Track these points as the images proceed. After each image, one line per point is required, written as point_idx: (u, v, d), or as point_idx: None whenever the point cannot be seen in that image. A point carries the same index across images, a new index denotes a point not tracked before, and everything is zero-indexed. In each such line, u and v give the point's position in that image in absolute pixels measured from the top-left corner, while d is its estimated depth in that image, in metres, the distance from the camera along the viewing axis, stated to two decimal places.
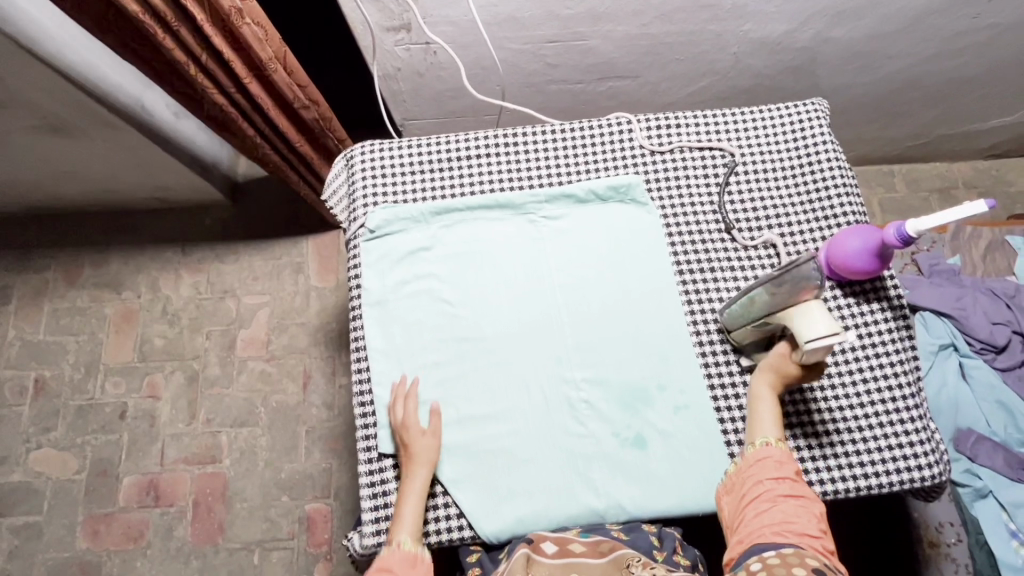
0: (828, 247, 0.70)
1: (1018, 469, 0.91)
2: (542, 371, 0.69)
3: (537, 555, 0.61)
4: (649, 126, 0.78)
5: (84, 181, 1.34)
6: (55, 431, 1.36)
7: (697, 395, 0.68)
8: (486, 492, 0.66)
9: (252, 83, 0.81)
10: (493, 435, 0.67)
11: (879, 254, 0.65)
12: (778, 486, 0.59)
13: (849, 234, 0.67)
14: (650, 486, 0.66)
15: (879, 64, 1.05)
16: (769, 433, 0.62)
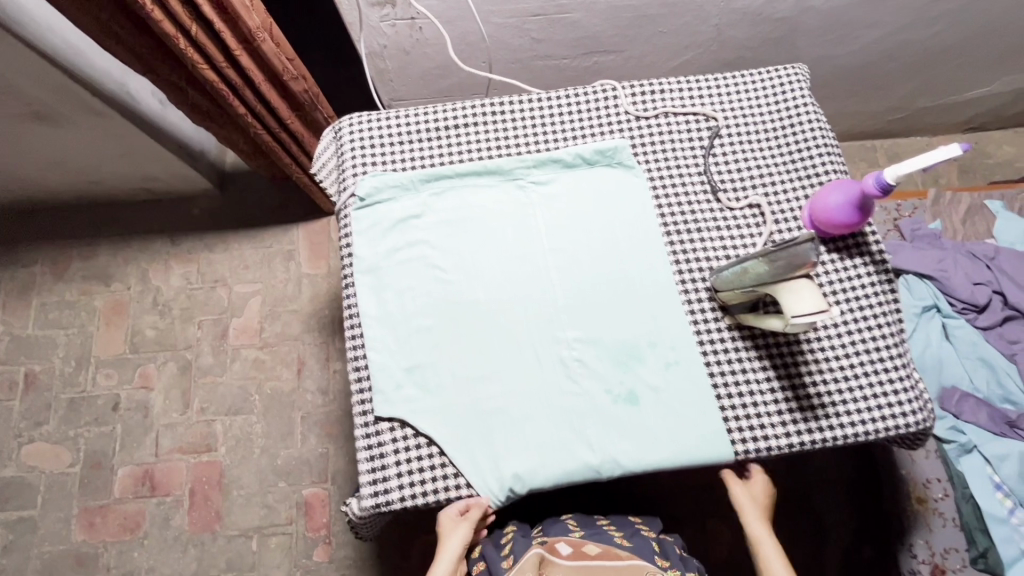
0: (811, 204, 0.71)
1: (1003, 424, 0.93)
2: (535, 333, 0.70)
3: (553, 556, 0.66)
4: (634, 92, 0.79)
5: (70, 172, 1.33)
6: (47, 424, 1.35)
7: (688, 351, 0.69)
8: (482, 450, 0.66)
9: (242, 56, 0.81)
10: (489, 396, 0.68)
11: (861, 207, 0.67)
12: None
13: (831, 189, 0.69)
14: (644, 440, 0.67)
15: (857, 35, 1.07)
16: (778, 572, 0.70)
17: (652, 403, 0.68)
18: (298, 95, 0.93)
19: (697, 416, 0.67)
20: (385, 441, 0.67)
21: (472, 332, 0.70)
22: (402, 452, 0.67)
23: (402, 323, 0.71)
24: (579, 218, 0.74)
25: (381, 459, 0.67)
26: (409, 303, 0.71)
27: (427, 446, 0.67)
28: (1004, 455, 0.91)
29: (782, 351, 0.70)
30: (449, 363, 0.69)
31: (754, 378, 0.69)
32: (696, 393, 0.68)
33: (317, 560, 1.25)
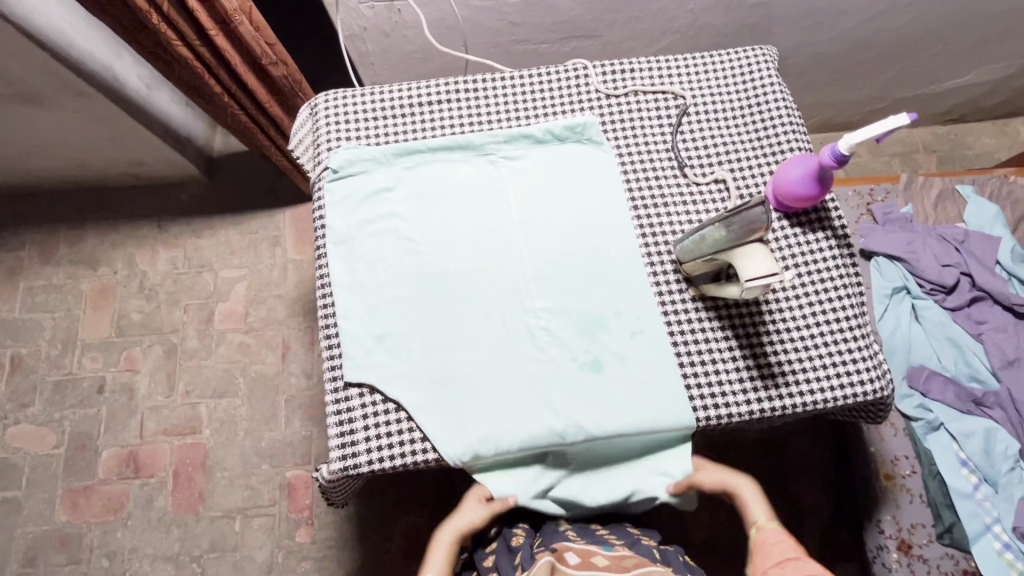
0: (774, 179, 0.73)
1: (969, 402, 0.95)
2: (503, 304, 0.72)
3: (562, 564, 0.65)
4: (604, 72, 0.81)
5: (58, 155, 1.34)
6: (32, 406, 1.36)
7: (651, 321, 0.71)
8: (448, 416, 0.68)
9: (218, 36, 0.83)
10: (455, 365, 0.69)
11: (819, 180, 0.69)
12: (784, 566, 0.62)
13: (791, 163, 0.71)
14: (607, 407, 0.68)
15: (831, 22, 1.09)
16: (759, 517, 0.70)
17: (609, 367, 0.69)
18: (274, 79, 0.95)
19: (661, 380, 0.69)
20: (354, 407, 0.69)
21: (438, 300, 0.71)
22: (371, 416, 0.68)
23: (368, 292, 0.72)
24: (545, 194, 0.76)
25: (350, 423, 0.68)
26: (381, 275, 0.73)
27: (395, 411, 0.68)
28: (969, 431, 0.93)
29: (744, 320, 0.71)
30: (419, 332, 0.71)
31: (716, 346, 0.71)
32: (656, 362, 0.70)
33: (299, 541, 1.27)
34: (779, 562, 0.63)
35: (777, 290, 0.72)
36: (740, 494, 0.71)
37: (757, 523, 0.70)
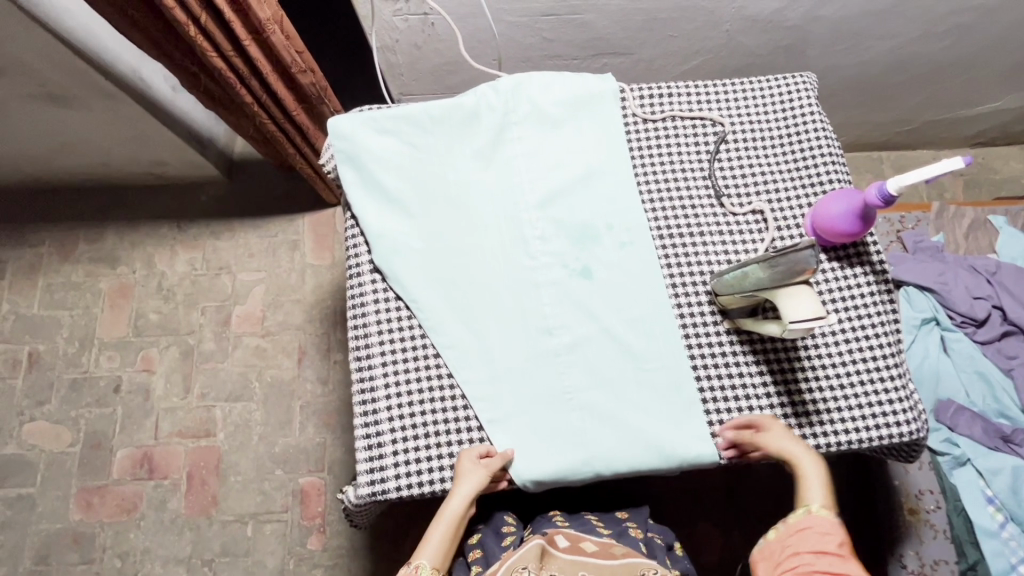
0: (816, 210, 0.72)
1: (997, 439, 0.93)
2: (530, 342, 0.70)
3: (552, 549, 0.69)
4: (641, 96, 0.80)
5: (82, 154, 1.34)
6: (49, 404, 1.36)
7: (675, 357, 0.70)
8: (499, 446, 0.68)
9: (251, 46, 0.82)
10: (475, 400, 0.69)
11: (860, 216, 0.68)
12: (818, 559, 0.60)
13: (833, 199, 0.70)
14: (620, 431, 0.68)
15: (867, 45, 1.07)
16: (813, 501, 0.64)
17: (597, 411, 0.68)
18: (303, 86, 0.94)
19: (633, 448, 0.67)
20: (384, 432, 0.69)
21: (478, 261, 0.73)
22: (400, 442, 0.68)
23: (414, 217, 0.74)
24: (621, 189, 0.76)
25: (379, 448, 0.69)
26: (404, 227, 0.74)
27: (424, 436, 0.69)
28: (997, 469, 0.91)
29: (778, 354, 0.70)
30: (453, 345, 0.71)
31: (750, 380, 0.70)
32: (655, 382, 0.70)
33: (310, 548, 1.27)
34: (819, 556, 0.60)
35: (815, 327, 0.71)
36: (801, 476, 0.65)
37: (809, 507, 0.64)
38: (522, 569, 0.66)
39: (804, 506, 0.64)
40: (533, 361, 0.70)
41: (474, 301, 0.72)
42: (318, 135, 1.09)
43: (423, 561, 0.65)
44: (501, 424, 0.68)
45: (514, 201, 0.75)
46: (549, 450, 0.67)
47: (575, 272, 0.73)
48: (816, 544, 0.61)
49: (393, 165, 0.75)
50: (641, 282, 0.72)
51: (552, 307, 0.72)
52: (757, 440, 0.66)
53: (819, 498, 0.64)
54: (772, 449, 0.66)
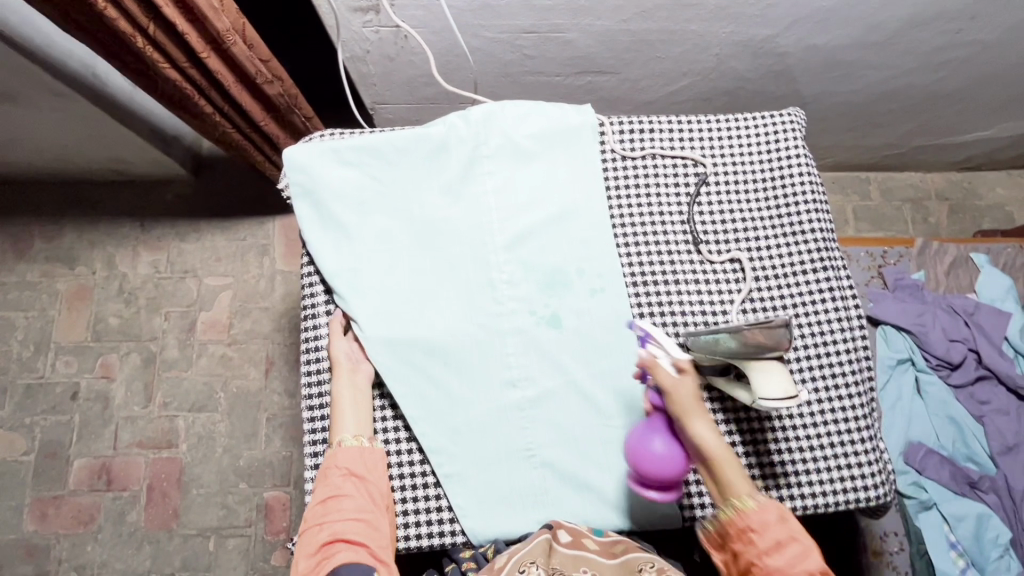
0: (637, 469, 0.61)
1: (963, 484, 0.93)
2: (493, 395, 0.67)
3: (555, 543, 0.60)
4: (621, 131, 0.76)
5: (35, 149, 1.27)
6: (1, 410, 1.31)
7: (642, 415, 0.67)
8: (459, 504, 0.65)
9: (210, 58, 0.75)
10: (433, 454, 0.66)
11: (679, 440, 0.61)
12: (771, 553, 0.54)
13: (648, 448, 0.60)
14: (581, 491, 0.66)
15: (859, 74, 1.03)
16: (742, 492, 0.57)
17: (558, 470, 0.66)
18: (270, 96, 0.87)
19: (592, 510, 0.66)
20: None
21: (442, 306, 0.69)
22: None
23: (376, 254, 0.70)
24: (594, 233, 0.72)
25: None
26: (364, 264, 0.70)
27: None
28: (962, 515, 0.91)
29: (749, 414, 0.68)
30: (412, 393, 0.67)
31: None
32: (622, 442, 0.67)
33: (275, 564, 1.24)
34: (772, 553, 0.55)
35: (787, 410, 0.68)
36: (722, 459, 0.58)
37: (739, 503, 0.57)
38: (529, 565, 0.57)
39: (731, 502, 0.58)
40: (496, 414, 0.67)
41: (434, 349, 0.68)
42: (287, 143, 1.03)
43: (346, 435, 0.65)
44: (460, 482, 0.66)
45: (480, 242, 0.71)
46: (509, 508, 0.66)
47: (543, 319, 0.70)
48: (757, 543, 0.55)
49: (354, 199, 0.71)
50: (610, 332, 0.69)
51: (518, 357, 0.69)
52: (670, 387, 0.60)
53: (743, 486, 0.57)
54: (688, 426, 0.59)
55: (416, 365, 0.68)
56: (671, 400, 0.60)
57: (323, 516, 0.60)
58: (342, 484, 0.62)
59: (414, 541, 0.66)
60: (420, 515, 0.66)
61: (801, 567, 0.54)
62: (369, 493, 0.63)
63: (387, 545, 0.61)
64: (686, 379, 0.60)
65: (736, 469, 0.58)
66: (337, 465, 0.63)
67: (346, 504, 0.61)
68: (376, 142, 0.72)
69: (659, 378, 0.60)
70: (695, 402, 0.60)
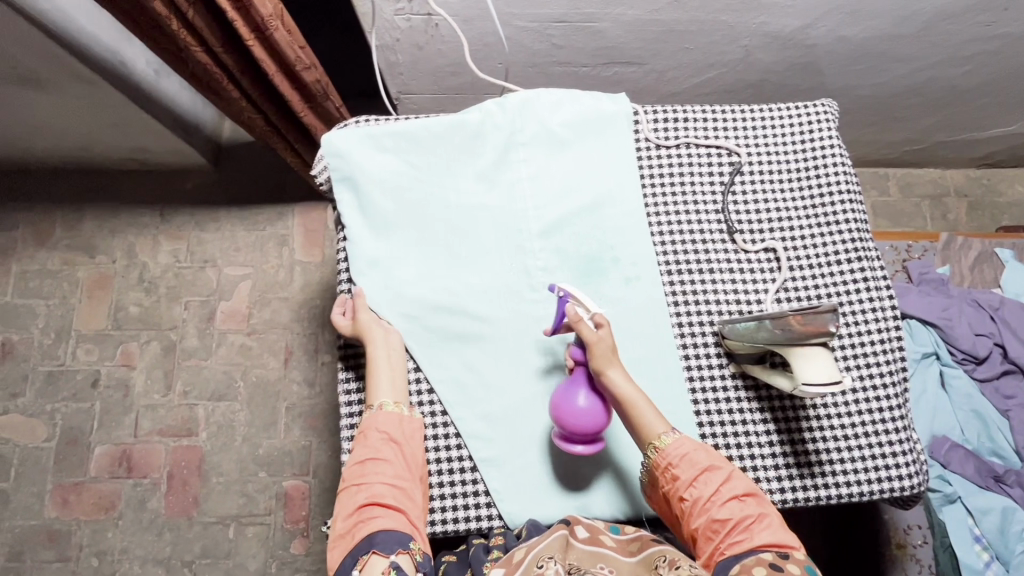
0: (563, 427, 0.62)
1: (988, 477, 0.93)
2: (528, 381, 0.68)
3: (572, 539, 0.60)
4: (656, 119, 0.75)
5: (58, 137, 1.27)
6: (23, 396, 1.31)
7: (677, 401, 0.68)
8: (496, 490, 0.66)
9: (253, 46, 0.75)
10: (469, 440, 0.66)
11: (599, 392, 0.62)
12: (698, 487, 0.59)
13: (571, 406, 0.61)
14: (617, 476, 0.66)
15: (886, 68, 1.03)
16: (658, 432, 0.61)
17: (593, 455, 0.67)
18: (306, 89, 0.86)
19: (628, 494, 0.66)
20: None
21: (477, 292, 0.70)
22: None
23: (412, 237, 0.70)
24: (630, 220, 0.72)
25: None
26: (400, 250, 0.70)
27: None
28: (987, 508, 0.90)
29: (784, 402, 0.68)
30: (449, 377, 0.68)
31: (753, 427, 0.68)
32: None
33: (293, 552, 1.25)
34: (696, 484, 0.59)
35: (817, 399, 0.68)
36: (636, 404, 0.61)
37: (656, 442, 0.61)
38: (547, 560, 0.56)
39: (651, 445, 0.61)
40: (532, 399, 0.67)
41: (471, 335, 0.69)
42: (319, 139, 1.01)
43: (386, 400, 0.64)
44: (495, 466, 0.66)
45: (516, 230, 0.71)
46: (545, 492, 0.66)
47: None
48: (684, 481, 0.59)
49: (391, 185, 0.71)
50: (645, 320, 0.70)
51: (553, 343, 0.69)
52: (590, 340, 0.62)
53: (658, 427, 0.62)
54: (609, 377, 0.61)
55: (451, 350, 0.68)
56: (591, 353, 0.62)
57: (361, 476, 0.61)
58: (382, 448, 0.62)
59: (451, 526, 0.65)
60: (457, 499, 0.66)
61: (724, 491, 0.59)
62: (407, 460, 0.63)
63: (420, 512, 0.62)
64: (601, 332, 0.63)
65: (654, 413, 0.62)
66: (377, 429, 0.62)
67: (384, 469, 0.61)
68: (413, 129, 0.73)
69: (580, 333, 0.63)
70: (611, 352, 0.63)
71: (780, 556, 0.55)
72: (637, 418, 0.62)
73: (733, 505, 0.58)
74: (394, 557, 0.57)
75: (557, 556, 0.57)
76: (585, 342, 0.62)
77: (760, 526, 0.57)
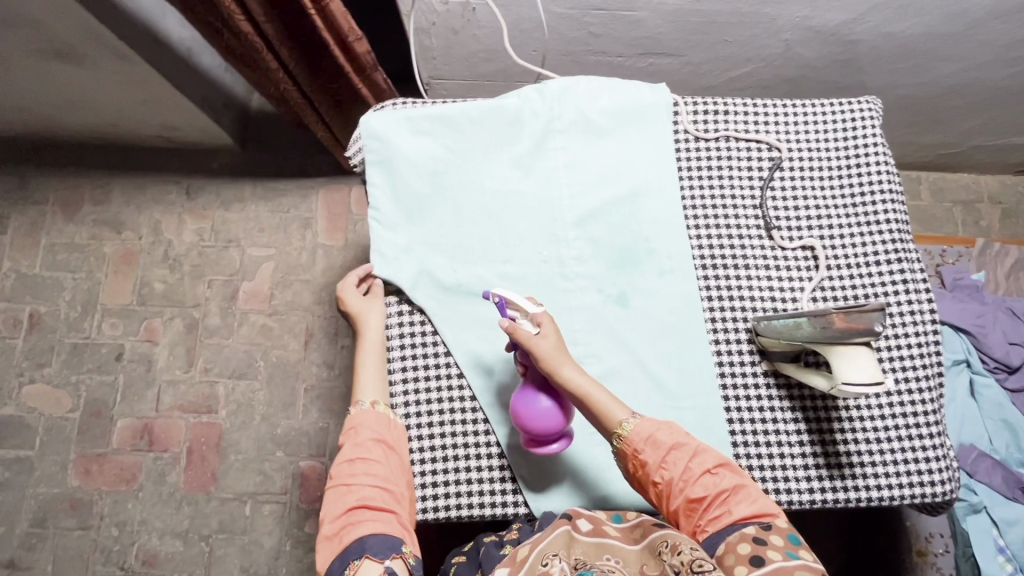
0: (528, 433, 0.62)
1: (1015, 488, 0.91)
2: None
3: (575, 533, 0.58)
4: (696, 110, 0.74)
5: (89, 113, 1.29)
6: (49, 367, 1.34)
7: (707, 397, 0.67)
8: (522, 479, 0.66)
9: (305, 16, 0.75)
10: (496, 426, 0.67)
11: (556, 391, 0.62)
12: (668, 465, 0.58)
13: (530, 413, 0.61)
14: None
15: (929, 67, 1.00)
16: (620, 419, 0.60)
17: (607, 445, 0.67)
18: (346, 65, 0.85)
19: None
20: None
21: (510, 279, 0.69)
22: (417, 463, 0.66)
23: (444, 221, 0.70)
24: (666, 212, 0.71)
25: None
26: (432, 234, 0.70)
27: (442, 461, 0.66)
28: (1013, 519, 0.89)
29: (816, 402, 0.67)
30: (478, 362, 0.68)
31: (784, 426, 0.67)
32: (688, 423, 0.67)
33: (308, 531, 1.26)
34: (666, 465, 0.58)
35: (851, 400, 0.67)
36: (593, 397, 0.60)
37: (620, 431, 0.60)
38: (551, 557, 0.54)
39: (616, 434, 0.60)
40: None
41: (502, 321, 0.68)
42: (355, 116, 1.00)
43: (376, 399, 0.66)
44: (523, 453, 0.66)
45: (550, 217, 0.71)
46: (571, 481, 0.66)
47: (611, 298, 0.69)
48: (652, 462, 0.59)
49: (427, 168, 0.71)
50: (678, 312, 0.69)
51: (585, 332, 0.68)
52: (530, 345, 0.60)
53: (619, 415, 0.61)
54: (561, 377, 0.60)
55: (479, 336, 0.68)
56: (536, 357, 0.60)
57: (351, 477, 0.59)
58: (373, 448, 0.61)
59: (478, 510, 0.66)
60: (484, 484, 0.66)
61: (694, 467, 0.58)
62: (395, 464, 0.62)
63: (408, 520, 0.60)
64: (544, 328, 0.61)
65: (613, 402, 0.61)
66: (366, 429, 0.63)
67: (374, 468, 0.60)
68: (450, 111, 0.72)
69: (521, 341, 0.60)
70: (559, 348, 0.61)
71: (762, 528, 0.54)
72: (598, 410, 0.60)
73: (704, 479, 0.57)
74: (387, 559, 0.54)
75: (561, 552, 0.54)
76: (527, 348, 0.60)
77: (736, 498, 0.56)
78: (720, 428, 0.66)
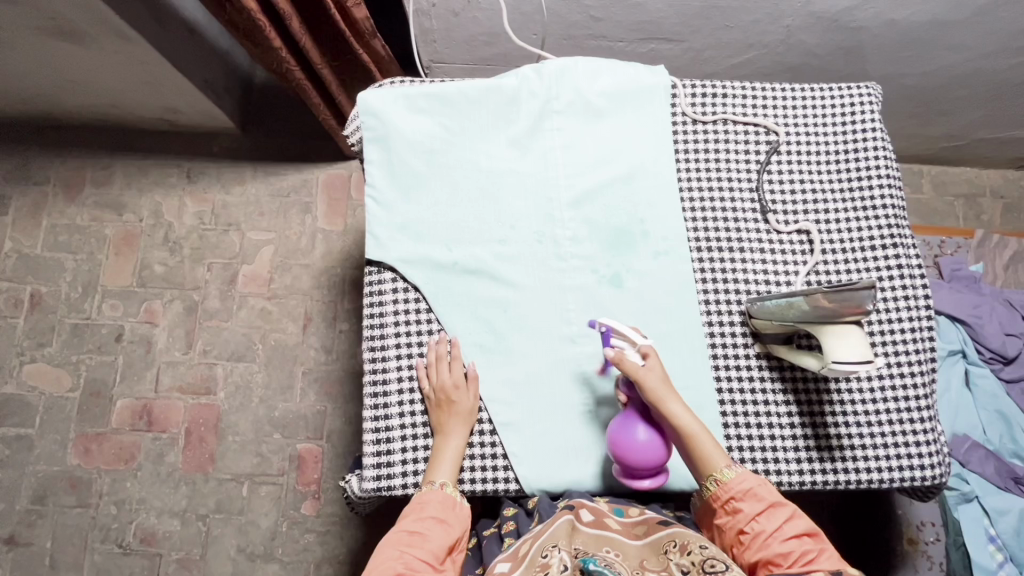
0: (625, 464, 0.62)
1: (1007, 479, 0.92)
2: (554, 350, 0.68)
3: (577, 523, 0.59)
4: (694, 94, 0.74)
5: (91, 93, 1.29)
6: (49, 346, 1.35)
7: (699, 378, 0.67)
8: (515, 456, 0.66)
9: None
10: (488, 404, 0.67)
11: (657, 424, 0.62)
12: (759, 521, 0.57)
13: (636, 445, 0.61)
14: None
15: (932, 56, 1.00)
16: (719, 468, 0.60)
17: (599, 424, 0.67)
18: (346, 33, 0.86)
19: None
20: (392, 424, 0.67)
21: (505, 258, 0.69)
22: (409, 437, 0.67)
23: (441, 200, 0.70)
24: (662, 195, 0.71)
25: (388, 441, 0.67)
26: (429, 213, 0.70)
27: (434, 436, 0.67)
28: (1003, 509, 0.89)
29: (808, 385, 0.67)
30: (474, 341, 0.68)
31: (775, 408, 0.67)
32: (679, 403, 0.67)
33: (304, 513, 1.27)
34: (759, 518, 0.58)
35: (842, 383, 0.67)
36: (697, 437, 0.60)
37: (719, 476, 0.60)
38: (551, 548, 0.55)
39: (712, 478, 0.60)
40: (557, 369, 0.68)
41: (497, 300, 0.69)
42: (355, 87, 1.01)
43: (447, 481, 0.63)
44: (515, 431, 0.67)
45: (546, 198, 0.71)
46: (563, 460, 0.66)
47: (605, 279, 0.69)
48: (744, 513, 0.58)
49: (424, 147, 0.71)
50: (671, 294, 0.69)
51: (580, 313, 0.69)
52: (637, 375, 0.61)
53: (719, 464, 0.60)
54: (667, 411, 0.60)
55: (474, 316, 0.69)
56: (643, 388, 0.61)
57: (408, 545, 0.58)
58: (431, 525, 0.60)
59: (469, 486, 0.66)
60: (475, 459, 0.66)
61: (788, 529, 0.57)
62: (448, 545, 0.60)
63: None
64: (652, 363, 0.62)
65: (716, 446, 0.61)
66: (430, 508, 0.61)
67: (429, 544, 0.58)
68: (448, 91, 0.72)
69: (627, 369, 0.62)
70: (667, 383, 0.62)
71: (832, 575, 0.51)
72: (699, 453, 0.60)
73: (794, 543, 0.56)
74: None
75: (563, 542, 0.55)
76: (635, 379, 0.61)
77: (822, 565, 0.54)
78: (711, 409, 0.67)
